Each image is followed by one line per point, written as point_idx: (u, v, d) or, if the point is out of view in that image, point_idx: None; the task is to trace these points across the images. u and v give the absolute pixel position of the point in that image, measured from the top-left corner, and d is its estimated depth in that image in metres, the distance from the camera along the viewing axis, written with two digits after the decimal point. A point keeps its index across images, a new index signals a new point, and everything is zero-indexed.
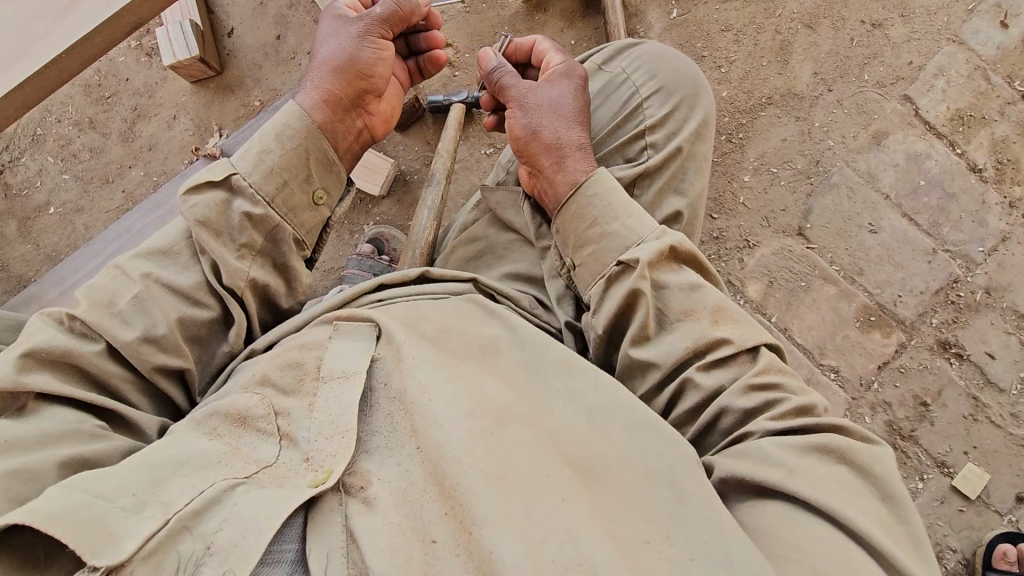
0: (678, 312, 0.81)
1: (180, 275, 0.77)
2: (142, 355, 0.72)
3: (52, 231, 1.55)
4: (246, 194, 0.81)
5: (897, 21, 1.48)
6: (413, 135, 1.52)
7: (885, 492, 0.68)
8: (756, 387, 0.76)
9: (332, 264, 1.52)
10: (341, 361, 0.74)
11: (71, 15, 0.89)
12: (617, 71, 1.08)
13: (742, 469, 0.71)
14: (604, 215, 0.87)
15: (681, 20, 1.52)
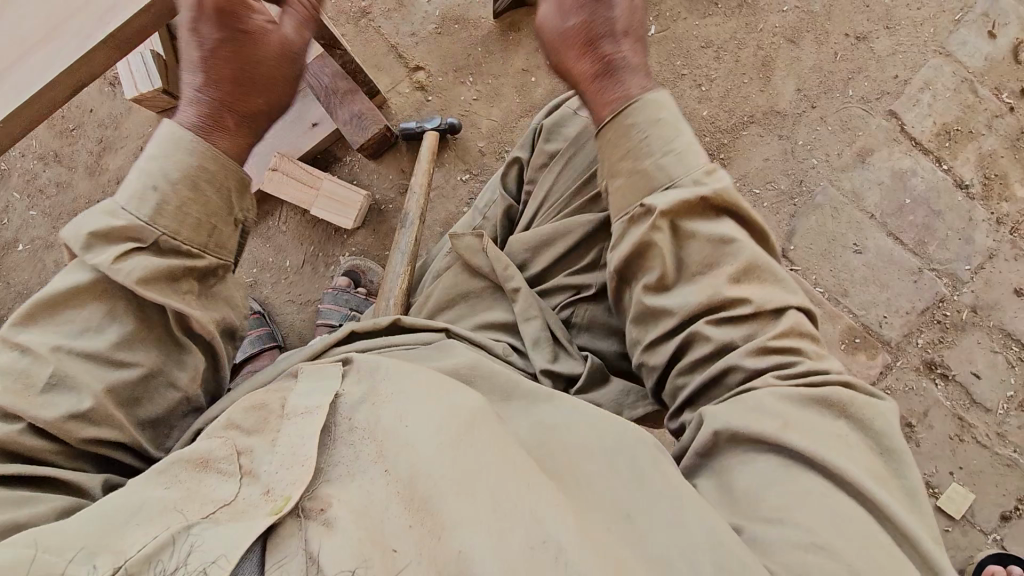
0: (698, 261, 0.73)
1: (101, 337, 0.66)
2: (65, 431, 0.63)
3: (22, 269, 1.51)
4: (171, 251, 0.69)
5: (882, 32, 1.43)
6: (386, 162, 1.48)
7: (882, 445, 0.64)
8: (769, 349, 0.69)
9: (309, 295, 1.49)
10: (306, 398, 0.63)
11: (13, 76, 0.85)
12: (592, 115, 1.08)
13: (727, 422, 0.66)
14: (639, 148, 0.75)
15: (659, 37, 1.47)
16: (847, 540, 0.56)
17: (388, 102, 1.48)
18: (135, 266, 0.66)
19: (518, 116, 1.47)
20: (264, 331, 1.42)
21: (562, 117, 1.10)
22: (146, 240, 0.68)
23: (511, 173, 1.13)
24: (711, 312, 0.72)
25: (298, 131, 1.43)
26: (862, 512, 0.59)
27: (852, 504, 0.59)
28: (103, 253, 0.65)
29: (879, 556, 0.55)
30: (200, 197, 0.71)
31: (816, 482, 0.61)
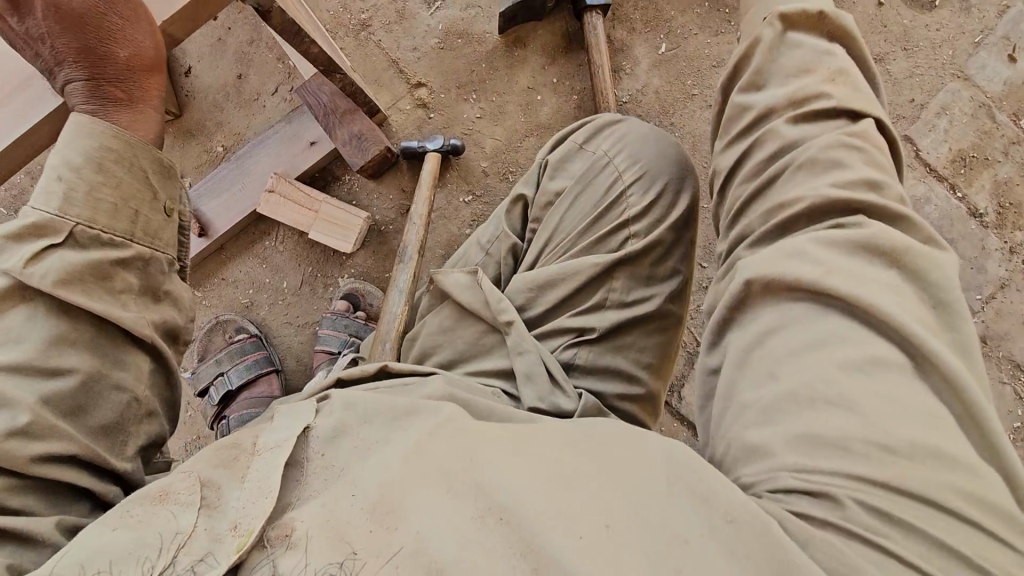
0: (791, 69, 0.69)
1: (25, 340, 0.66)
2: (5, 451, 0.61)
3: None
4: (91, 240, 0.72)
5: (900, 54, 1.39)
6: (386, 181, 1.44)
7: (939, 297, 0.52)
8: (842, 143, 0.62)
9: (307, 317, 1.45)
10: (278, 431, 0.60)
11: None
12: (598, 152, 1.09)
13: (762, 268, 0.57)
14: None
15: (670, 55, 1.41)
16: (873, 398, 0.48)
17: (389, 119, 1.43)
18: (54, 266, 0.68)
19: (523, 136, 1.43)
20: (260, 356, 1.38)
21: (569, 151, 1.12)
22: (57, 235, 0.70)
23: (515, 211, 1.13)
24: (795, 106, 0.67)
25: (298, 150, 1.38)
26: (901, 361, 0.49)
27: (891, 353, 0.50)
28: (17, 254, 0.68)
29: (911, 416, 0.47)
30: (108, 177, 0.74)
31: (846, 330, 0.52)
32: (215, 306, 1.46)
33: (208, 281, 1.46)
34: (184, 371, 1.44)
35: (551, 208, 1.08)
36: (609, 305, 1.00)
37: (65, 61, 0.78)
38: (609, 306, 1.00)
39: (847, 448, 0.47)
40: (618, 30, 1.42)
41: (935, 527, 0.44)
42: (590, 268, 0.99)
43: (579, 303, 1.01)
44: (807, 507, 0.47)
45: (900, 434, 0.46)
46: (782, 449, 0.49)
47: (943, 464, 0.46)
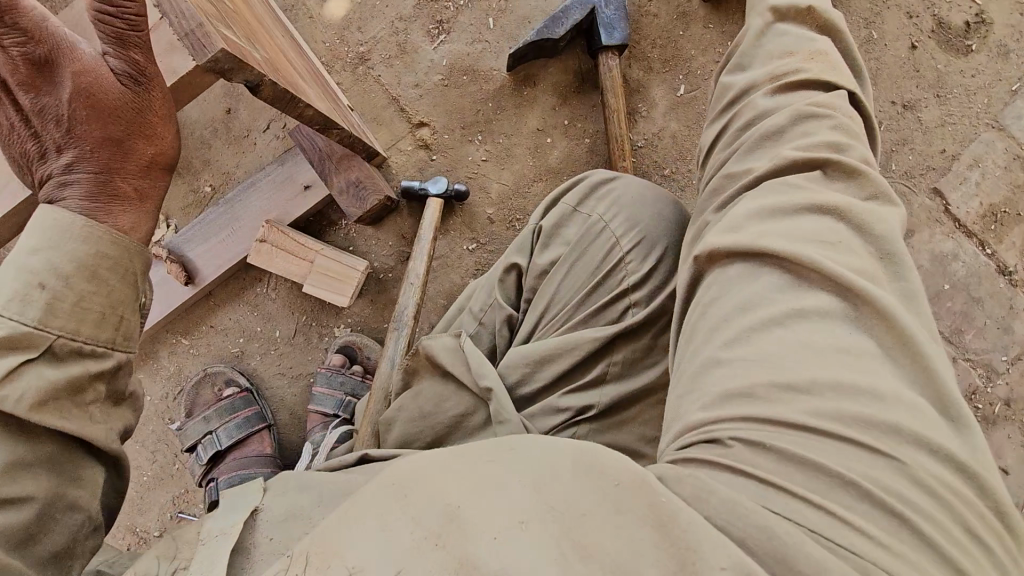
0: (773, 54, 0.79)
1: None
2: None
3: None
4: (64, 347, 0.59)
5: (933, 101, 1.31)
6: (385, 227, 1.35)
7: (880, 250, 0.58)
8: (805, 113, 0.69)
9: (300, 369, 1.38)
10: (222, 517, 0.64)
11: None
12: (592, 216, 0.94)
13: (714, 240, 0.63)
14: None
15: (688, 97, 1.33)
16: (797, 347, 0.52)
17: (389, 161, 1.34)
18: (27, 388, 0.55)
19: (531, 181, 1.34)
20: (252, 412, 1.31)
21: (561, 215, 0.98)
22: (36, 348, 0.57)
23: (508, 279, 1.00)
24: (772, 84, 0.75)
25: (289, 195, 1.29)
26: (828, 308, 0.54)
27: (819, 299, 0.54)
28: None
29: (831, 357, 0.51)
30: (98, 284, 0.61)
31: (782, 288, 0.56)
32: (203, 355, 1.38)
33: (197, 330, 1.38)
34: (172, 424, 1.37)
35: (545, 278, 0.95)
36: (609, 381, 0.86)
37: (67, 144, 0.63)
38: (609, 382, 0.86)
39: (754, 394, 0.51)
40: (634, 70, 1.33)
41: (843, 462, 0.46)
42: (587, 343, 0.84)
43: (576, 383, 0.86)
44: (722, 458, 0.49)
45: (807, 372, 0.50)
46: (710, 404, 0.53)
47: (867, 400, 0.48)
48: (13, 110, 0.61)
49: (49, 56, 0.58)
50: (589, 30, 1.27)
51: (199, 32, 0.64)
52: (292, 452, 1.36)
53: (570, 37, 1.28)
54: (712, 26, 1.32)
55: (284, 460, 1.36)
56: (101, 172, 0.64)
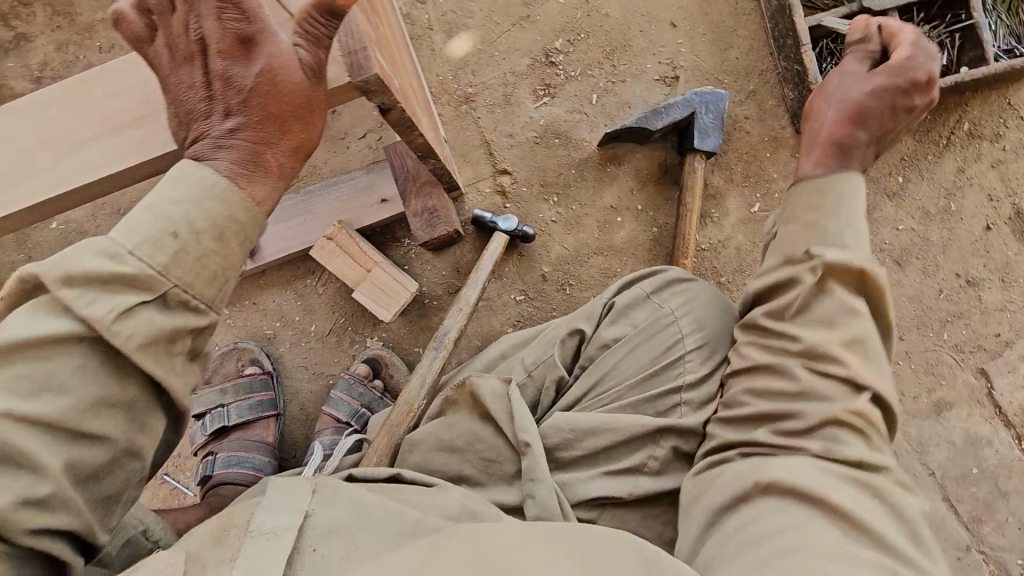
0: (819, 319, 0.75)
1: (57, 398, 0.55)
2: (11, 522, 0.53)
3: (48, 248, 1.48)
4: (179, 302, 0.60)
5: (997, 284, 1.32)
6: (443, 257, 1.39)
7: (911, 529, 0.63)
8: (853, 395, 0.70)
9: (323, 367, 1.40)
10: (272, 517, 0.67)
11: (87, 151, 0.74)
12: (664, 309, 0.96)
13: (773, 474, 0.66)
14: (835, 220, 0.77)
15: (761, 215, 1.37)
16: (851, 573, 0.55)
17: (464, 197, 1.40)
18: (141, 326, 0.57)
19: (591, 251, 1.38)
20: (266, 397, 1.33)
21: (632, 298, 0.99)
22: (154, 290, 0.58)
23: (569, 341, 1.00)
24: (814, 357, 0.73)
25: (366, 201, 1.35)
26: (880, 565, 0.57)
27: (869, 556, 0.58)
28: (103, 303, 0.56)
29: None
30: (221, 247, 0.63)
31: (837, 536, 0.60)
32: (238, 328, 1.41)
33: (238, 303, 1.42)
34: None
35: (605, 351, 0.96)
36: (646, 473, 0.85)
37: (232, 111, 0.66)
38: (644, 474, 0.85)
39: None
40: (716, 176, 1.38)
41: None
42: (632, 429, 0.85)
43: (613, 465, 0.86)
44: None
45: None
46: None
47: None
48: (201, 71, 0.65)
49: (253, 34, 0.65)
50: (684, 130, 1.33)
51: (361, 54, 0.72)
52: (291, 446, 1.37)
53: (664, 132, 1.34)
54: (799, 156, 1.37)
55: (282, 452, 1.36)
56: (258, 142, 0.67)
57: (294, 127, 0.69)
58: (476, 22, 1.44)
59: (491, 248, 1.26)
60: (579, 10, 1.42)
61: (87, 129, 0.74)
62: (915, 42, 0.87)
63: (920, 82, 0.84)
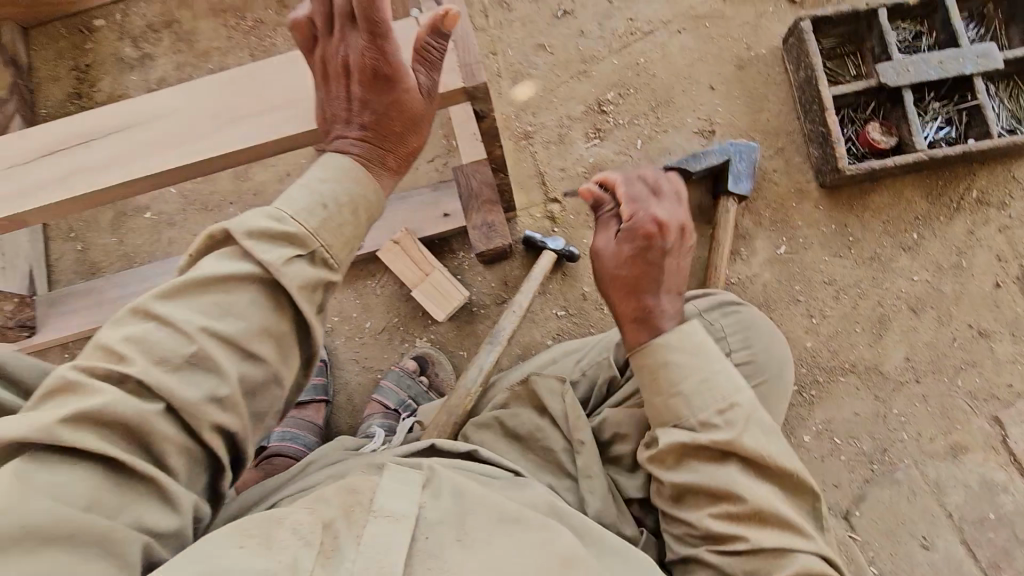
0: (713, 480, 0.83)
1: (234, 323, 0.71)
2: (202, 414, 0.69)
3: (139, 234, 1.66)
4: (322, 262, 0.76)
5: (1007, 337, 1.42)
6: (494, 270, 1.52)
7: None
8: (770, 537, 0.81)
9: (373, 362, 1.50)
10: (392, 501, 0.77)
11: (247, 123, 0.92)
12: (714, 325, 1.03)
13: None
14: (692, 387, 0.86)
15: (787, 257, 1.50)
16: None
17: (517, 219, 1.56)
18: (299, 272, 0.74)
19: None
20: (320, 383, 1.43)
21: (685, 313, 1.06)
22: (306, 248, 0.75)
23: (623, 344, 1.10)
24: (721, 509, 0.82)
25: (429, 216, 1.49)
26: None
27: None
28: (273, 252, 0.72)
29: None
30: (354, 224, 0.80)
31: None
32: None
33: None
34: None
35: None
36: None
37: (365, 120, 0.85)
38: None
39: None
40: (746, 219, 1.52)
41: None
42: None
43: None
44: None
45: None
46: None
47: None
48: (346, 89, 0.84)
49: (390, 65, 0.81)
50: (719, 175, 1.48)
51: (473, 66, 0.92)
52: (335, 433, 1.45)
53: (702, 175, 1.49)
54: (822, 208, 1.51)
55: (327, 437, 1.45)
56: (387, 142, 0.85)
57: (410, 131, 0.88)
58: (539, 72, 1.64)
59: (540, 262, 1.39)
60: (630, 69, 1.63)
61: (247, 108, 0.93)
62: (630, 195, 0.97)
63: (653, 233, 0.92)
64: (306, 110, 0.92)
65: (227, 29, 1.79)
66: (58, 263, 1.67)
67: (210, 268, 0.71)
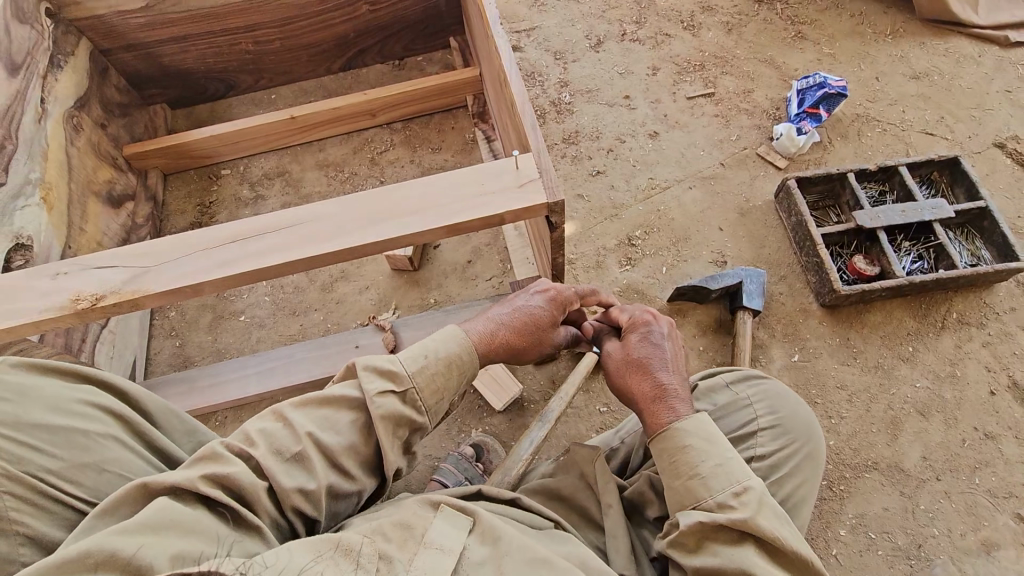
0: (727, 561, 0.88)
1: (335, 437, 0.90)
2: (290, 499, 0.84)
3: (232, 334, 1.94)
4: (412, 403, 0.96)
5: (1012, 439, 1.57)
6: (543, 370, 1.73)
7: None
8: None
9: (430, 449, 1.65)
10: (440, 536, 0.87)
11: (385, 224, 1.23)
12: (740, 394, 1.20)
13: None
14: (705, 472, 0.96)
15: (800, 364, 1.71)
16: None
17: None
18: (385, 405, 0.93)
19: None
20: None
21: (713, 385, 1.25)
22: (399, 385, 0.95)
23: None
24: None
25: None
26: None
27: None
28: (376, 384, 0.93)
29: None
30: (447, 374, 1.00)
31: None
32: None
33: None
34: None
35: None
36: None
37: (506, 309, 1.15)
38: None
39: None
40: (761, 331, 1.77)
41: None
42: None
43: None
44: None
45: None
46: None
47: None
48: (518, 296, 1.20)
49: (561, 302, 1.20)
50: (734, 294, 1.77)
51: (552, 188, 1.23)
52: None
53: (720, 293, 1.77)
54: (825, 323, 1.77)
55: None
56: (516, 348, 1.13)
57: (523, 341, 1.13)
58: (579, 214, 2.03)
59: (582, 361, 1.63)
60: (653, 214, 2.01)
61: (387, 214, 1.25)
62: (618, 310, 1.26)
63: (643, 322, 1.18)
64: (429, 215, 1.23)
65: (328, 179, 2.26)
66: (156, 356, 1.91)
67: (325, 392, 0.93)
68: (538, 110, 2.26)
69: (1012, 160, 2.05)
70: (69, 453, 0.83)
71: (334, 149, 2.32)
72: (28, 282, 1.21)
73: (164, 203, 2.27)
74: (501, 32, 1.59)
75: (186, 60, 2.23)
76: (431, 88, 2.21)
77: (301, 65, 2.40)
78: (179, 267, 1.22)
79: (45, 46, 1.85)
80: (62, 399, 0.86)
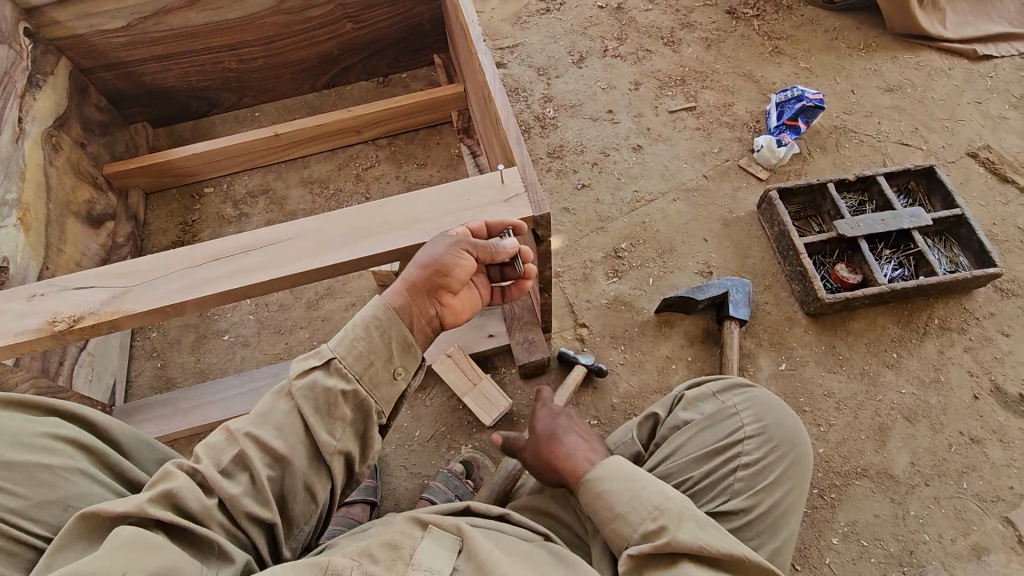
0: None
1: (275, 435, 0.88)
2: (238, 505, 0.83)
3: (216, 354, 1.90)
4: (338, 373, 0.94)
5: (996, 442, 1.58)
6: (531, 383, 1.72)
7: None
8: None
9: (419, 467, 1.62)
10: (429, 558, 0.85)
11: (373, 239, 1.22)
12: (728, 403, 1.21)
13: None
14: (625, 506, 0.97)
15: (788, 372, 1.72)
16: None
17: (551, 340, 1.81)
18: (308, 382, 0.92)
19: (653, 390, 1.72)
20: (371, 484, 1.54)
21: (700, 394, 1.25)
22: (321, 357, 0.94)
23: (644, 424, 1.28)
24: None
25: (478, 335, 1.74)
26: None
27: None
28: (299, 364, 0.93)
29: None
30: (368, 335, 0.98)
31: None
32: None
33: None
34: None
35: (677, 430, 1.21)
36: None
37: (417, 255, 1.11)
38: None
39: None
40: (748, 340, 1.78)
41: None
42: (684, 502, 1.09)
43: None
44: None
45: None
46: None
47: None
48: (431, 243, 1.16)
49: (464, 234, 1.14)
50: (720, 304, 1.78)
51: (537, 199, 1.25)
52: None
53: (707, 303, 1.78)
54: (811, 331, 1.78)
55: None
56: (442, 282, 1.08)
57: (439, 278, 1.08)
58: (565, 228, 2.04)
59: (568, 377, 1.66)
60: (639, 226, 2.03)
61: (374, 229, 1.24)
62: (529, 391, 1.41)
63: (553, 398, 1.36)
64: (415, 230, 1.22)
65: (313, 195, 2.25)
66: (137, 378, 1.87)
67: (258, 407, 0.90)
68: (523, 124, 2.27)
69: (986, 169, 2.10)
70: (31, 491, 0.79)
71: (319, 166, 2.31)
72: (2, 304, 1.19)
73: (146, 222, 2.24)
74: (484, 49, 1.61)
75: (169, 78, 2.21)
76: (416, 105, 2.22)
77: (285, 83, 2.40)
78: (157, 288, 1.19)
79: (23, 66, 1.83)
80: (23, 434, 0.83)
